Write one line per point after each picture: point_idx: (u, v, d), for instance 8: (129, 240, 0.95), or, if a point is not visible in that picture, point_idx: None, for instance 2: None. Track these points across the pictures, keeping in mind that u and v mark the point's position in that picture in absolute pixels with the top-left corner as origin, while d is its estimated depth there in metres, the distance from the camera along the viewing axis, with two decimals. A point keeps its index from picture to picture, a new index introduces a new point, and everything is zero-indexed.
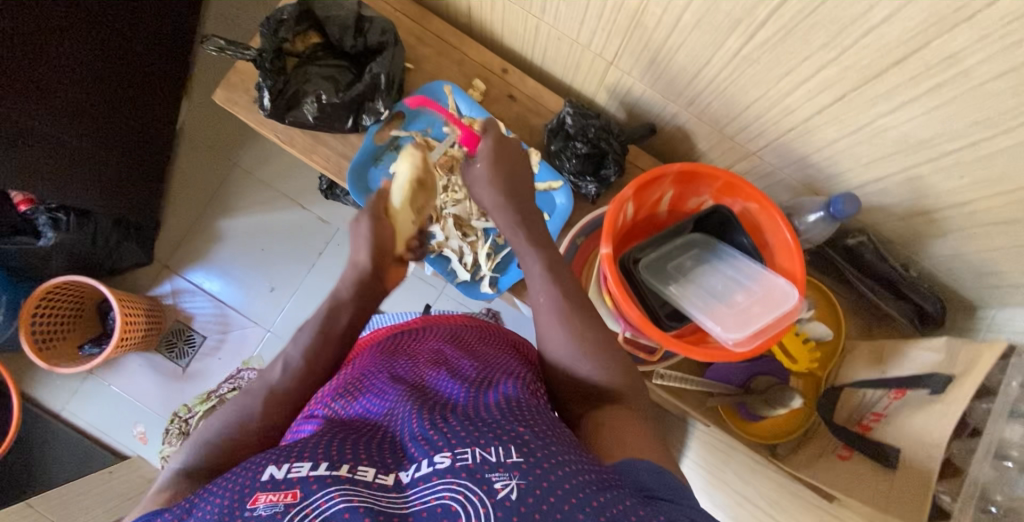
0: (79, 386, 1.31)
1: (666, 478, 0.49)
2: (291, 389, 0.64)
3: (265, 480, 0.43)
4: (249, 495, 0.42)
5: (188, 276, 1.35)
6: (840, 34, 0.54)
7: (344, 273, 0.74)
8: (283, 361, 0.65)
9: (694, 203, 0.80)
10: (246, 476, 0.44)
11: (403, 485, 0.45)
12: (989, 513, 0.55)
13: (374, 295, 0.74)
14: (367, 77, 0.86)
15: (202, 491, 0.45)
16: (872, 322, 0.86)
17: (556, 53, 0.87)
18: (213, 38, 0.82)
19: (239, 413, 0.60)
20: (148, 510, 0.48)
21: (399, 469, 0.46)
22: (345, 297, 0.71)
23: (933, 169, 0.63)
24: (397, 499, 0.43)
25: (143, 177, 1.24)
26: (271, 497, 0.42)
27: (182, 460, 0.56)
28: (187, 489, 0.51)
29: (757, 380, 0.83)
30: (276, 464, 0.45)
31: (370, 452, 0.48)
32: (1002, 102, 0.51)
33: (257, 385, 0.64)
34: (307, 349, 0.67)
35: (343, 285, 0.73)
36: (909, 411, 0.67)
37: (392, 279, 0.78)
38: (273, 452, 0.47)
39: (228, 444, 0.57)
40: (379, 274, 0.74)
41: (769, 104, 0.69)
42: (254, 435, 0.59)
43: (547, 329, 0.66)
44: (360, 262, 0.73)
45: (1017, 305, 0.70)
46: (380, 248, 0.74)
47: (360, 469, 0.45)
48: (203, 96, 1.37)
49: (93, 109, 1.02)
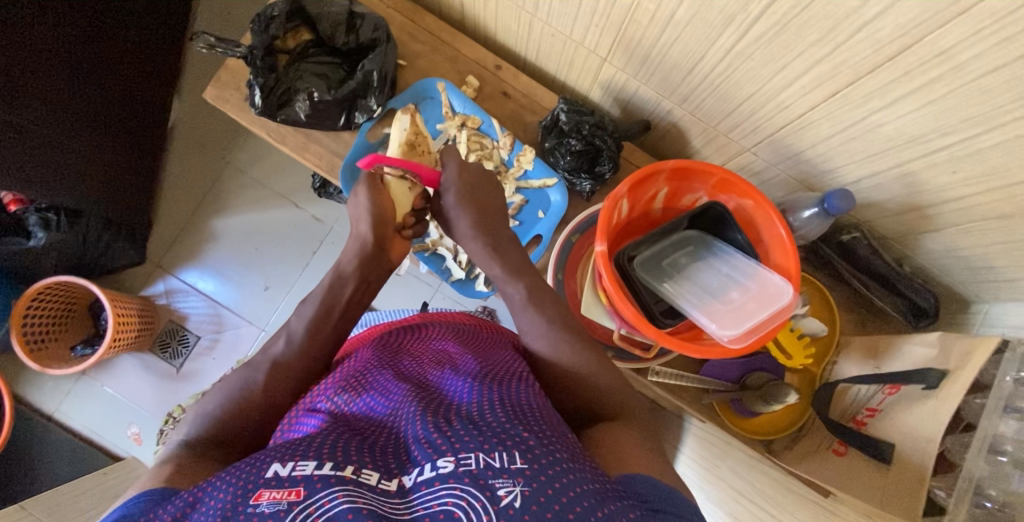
0: (73, 387, 1.30)
1: (666, 490, 0.49)
2: (290, 362, 0.65)
3: (268, 477, 0.43)
4: (253, 491, 0.42)
5: (181, 276, 1.34)
6: (833, 30, 0.54)
7: (348, 246, 0.76)
8: (287, 334, 0.67)
9: (689, 200, 0.79)
10: (248, 473, 0.44)
11: (407, 490, 0.45)
12: (983, 509, 0.55)
13: (376, 272, 0.77)
14: (360, 74, 0.85)
15: (204, 485, 0.44)
16: (867, 316, 0.86)
17: (550, 49, 0.86)
18: (203, 36, 0.81)
19: (241, 387, 0.61)
20: (148, 479, 0.49)
21: (402, 474, 0.46)
22: (349, 272, 0.73)
23: (927, 164, 0.63)
24: (400, 505, 0.43)
25: (134, 177, 1.22)
26: (275, 494, 0.41)
27: (184, 430, 0.57)
28: (190, 458, 0.52)
29: (754, 376, 0.83)
30: (281, 462, 0.44)
31: (373, 456, 0.48)
32: (995, 97, 0.51)
33: (259, 360, 0.65)
34: (309, 323, 0.68)
35: (347, 259, 0.75)
36: (904, 407, 0.67)
37: (394, 251, 0.79)
38: (278, 450, 0.47)
39: (229, 416, 0.58)
40: (380, 246, 0.76)
41: (763, 100, 0.69)
42: (256, 408, 0.60)
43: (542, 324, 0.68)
44: (362, 234, 0.75)
45: (1011, 300, 0.70)
46: (380, 218, 0.75)
47: (363, 472, 0.45)
48: (195, 94, 1.36)
49: (82, 108, 1.01)
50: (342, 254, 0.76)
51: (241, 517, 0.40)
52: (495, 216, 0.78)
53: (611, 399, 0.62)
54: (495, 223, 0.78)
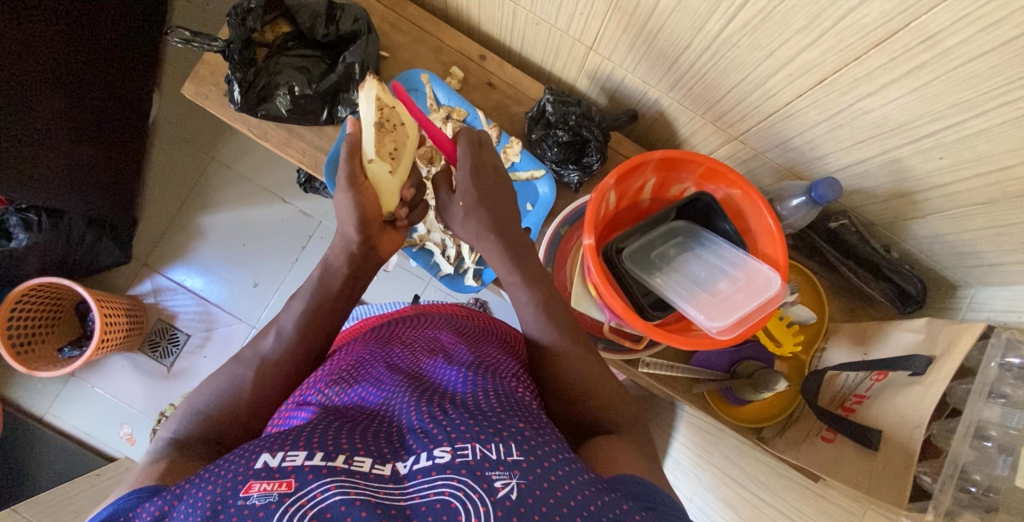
0: (63, 389, 1.29)
1: (657, 490, 0.49)
2: (279, 361, 0.64)
3: (258, 468, 0.42)
4: (242, 483, 0.41)
5: (168, 274, 1.33)
6: (820, 15, 0.53)
7: (334, 243, 0.73)
8: (275, 330, 0.66)
9: (678, 190, 0.79)
10: (238, 464, 0.43)
11: (401, 475, 0.44)
12: (969, 493, 0.56)
13: (366, 267, 0.74)
14: (342, 67, 0.84)
15: (192, 478, 0.44)
16: (856, 304, 0.87)
17: (535, 38, 0.85)
18: (178, 30, 0.78)
19: (234, 382, 0.61)
20: (139, 478, 0.49)
21: (396, 460, 0.46)
22: (338, 269, 0.71)
23: (914, 151, 0.62)
24: (395, 490, 0.43)
25: (114, 173, 1.20)
26: (265, 486, 0.41)
27: (177, 423, 0.58)
28: (183, 458, 0.52)
29: (744, 364, 0.83)
30: (270, 453, 0.44)
31: (367, 441, 0.47)
32: (981, 83, 0.50)
33: (247, 356, 0.64)
34: (298, 320, 0.66)
35: (335, 255, 0.72)
36: (889, 393, 0.68)
37: (385, 246, 0.77)
38: (266, 440, 0.46)
39: (221, 414, 0.58)
40: (368, 245, 0.73)
41: (751, 87, 0.68)
42: (245, 408, 0.59)
43: (541, 312, 0.68)
44: (348, 235, 0.72)
45: (996, 284, 0.70)
46: (365, 220, 0.70)
47: (356, 459, 0.44)
48: (175, 89, 1.34)
49: (59, 105, 0.99)
50: (330, 252, 0.73)
51: (231, 510, 0.40)
52: (504, 208, 0.74)
53: (601, 395, 0.62)
54: (506, 217, 0.74)
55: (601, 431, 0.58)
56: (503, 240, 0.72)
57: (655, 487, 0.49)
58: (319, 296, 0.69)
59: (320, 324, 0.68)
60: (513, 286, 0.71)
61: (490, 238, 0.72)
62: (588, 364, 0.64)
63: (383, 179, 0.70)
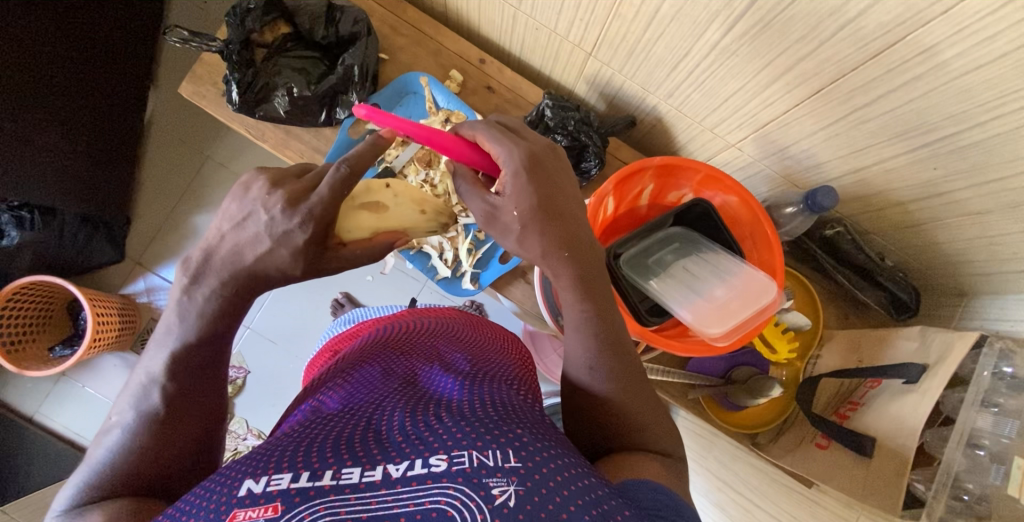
0: (52, 389, 1.28)
1: (669, 497, 0.48)
2: None
3: (242, 496, 0.41)
4: (227, 511, 0.40)
5: (162, 273, 1.32)
6: (818, 26, 0.53)
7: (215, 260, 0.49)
8: (185, 370, 0.50)
9: (674, 197, 0.79)
10: (221, 492, 0.42)
11: (392, 480, 0.43)
12: (961, 502, 0.57)
13: None
14: (341, 69, 0.84)
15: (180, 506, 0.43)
16: (850, 311, 0.88)
17: (534, 43, 0.85)
18: (176, 29, 0.78)
19: (123, 454, 0.47)
20: None
21: (386, 462, 0.44)
22: None
23: (908, 160, 0.63)
24: (386, 499, 0.41)
25: (108, 172, 1.19)
26: (249, 513, 0.40)
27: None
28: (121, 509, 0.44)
29: (738, 371, 0.84)
30: (254, 478, 0.43)
31: (361, 446, 0.46)
32: (977, 95, 0.51)
33: (144, 381, 0.50)
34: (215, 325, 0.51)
35: None
36: (885, 401, 0.68)
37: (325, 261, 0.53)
38: (248, 464, 0.45)
39: (129, 494, 0.46)
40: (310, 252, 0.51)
41: (748, 96, 0.68)
42: (192, 427, 0.50)
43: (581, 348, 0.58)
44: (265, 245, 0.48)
45: (988, 292, 0.71)
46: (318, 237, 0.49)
47: (344, 472, 0.43)
48: (172, 88, 1.33)
49: (52, 103, 0.98)
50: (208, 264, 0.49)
51: None
52: (572, 212, 0.58)
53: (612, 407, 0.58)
54: (574, 224, 0.58)
55: (598, 440, 0.58)
56: (575, 258, 0.57)
57: (666, 492, 0.49)
58: (214, 325, 0.50)
59: (209, 363, 0.51)
60: (581, 318, 0.58)
61: (562, 256, 0.56)
62: (617, 395, 0.57)
63: (413, 221, 0.60)
